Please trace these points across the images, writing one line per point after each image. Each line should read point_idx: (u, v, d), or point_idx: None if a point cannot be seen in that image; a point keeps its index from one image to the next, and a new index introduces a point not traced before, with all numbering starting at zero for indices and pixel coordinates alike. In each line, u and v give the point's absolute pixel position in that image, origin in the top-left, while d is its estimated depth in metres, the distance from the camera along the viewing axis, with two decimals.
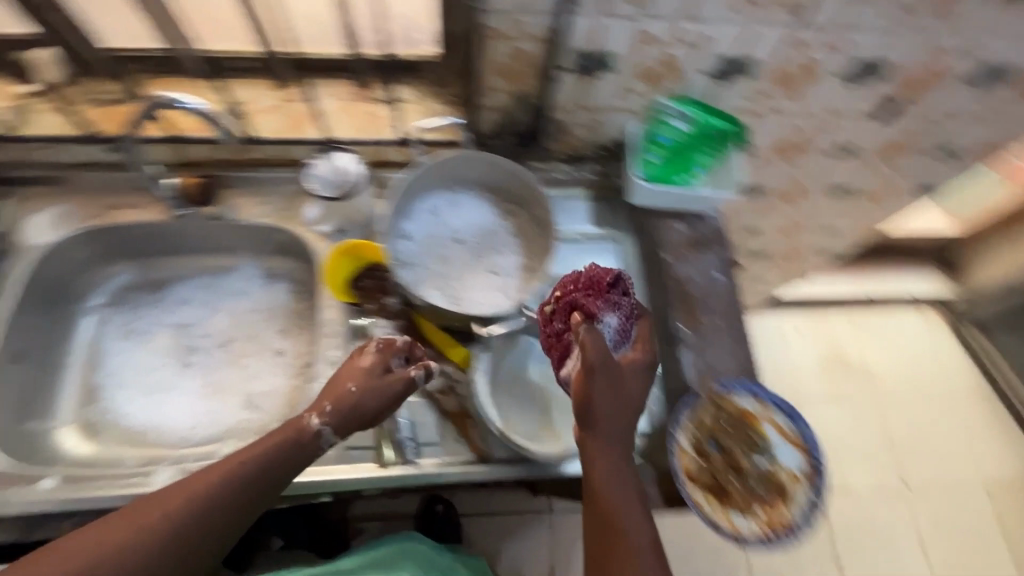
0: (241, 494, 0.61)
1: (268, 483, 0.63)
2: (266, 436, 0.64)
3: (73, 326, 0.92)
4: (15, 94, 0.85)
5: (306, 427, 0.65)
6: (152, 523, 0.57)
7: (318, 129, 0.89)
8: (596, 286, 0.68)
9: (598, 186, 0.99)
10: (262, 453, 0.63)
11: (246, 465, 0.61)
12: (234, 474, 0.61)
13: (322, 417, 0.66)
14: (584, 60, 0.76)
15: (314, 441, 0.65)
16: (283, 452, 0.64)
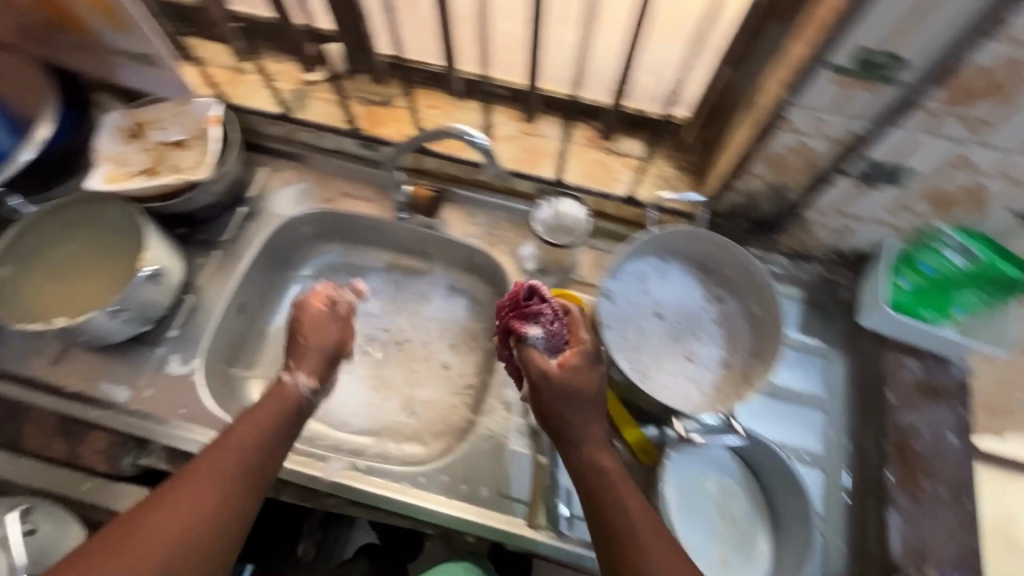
0: (246, 467, 0.62)
1: (270, 453, 0.65)
2: (250, 418, 0.66)
3: (282, 289, 0.99)
4: (300, 80, 0.95)
5: (291, 386, 0.71)
6: (181, 507, 0.56)
7: (549, 167, 0.90)
8: (516, 305, 0.71)
9: (817, 290, 0.89)
10: (252, 427, 0.65)
11: (240, 439, 0.63)
12: (235, 447, 0.62)
13: (308, 380, 0.73)
14: (872, 169, 0.68)
15: (297, 399, 0.71)
16: (273, 426, 0.66)
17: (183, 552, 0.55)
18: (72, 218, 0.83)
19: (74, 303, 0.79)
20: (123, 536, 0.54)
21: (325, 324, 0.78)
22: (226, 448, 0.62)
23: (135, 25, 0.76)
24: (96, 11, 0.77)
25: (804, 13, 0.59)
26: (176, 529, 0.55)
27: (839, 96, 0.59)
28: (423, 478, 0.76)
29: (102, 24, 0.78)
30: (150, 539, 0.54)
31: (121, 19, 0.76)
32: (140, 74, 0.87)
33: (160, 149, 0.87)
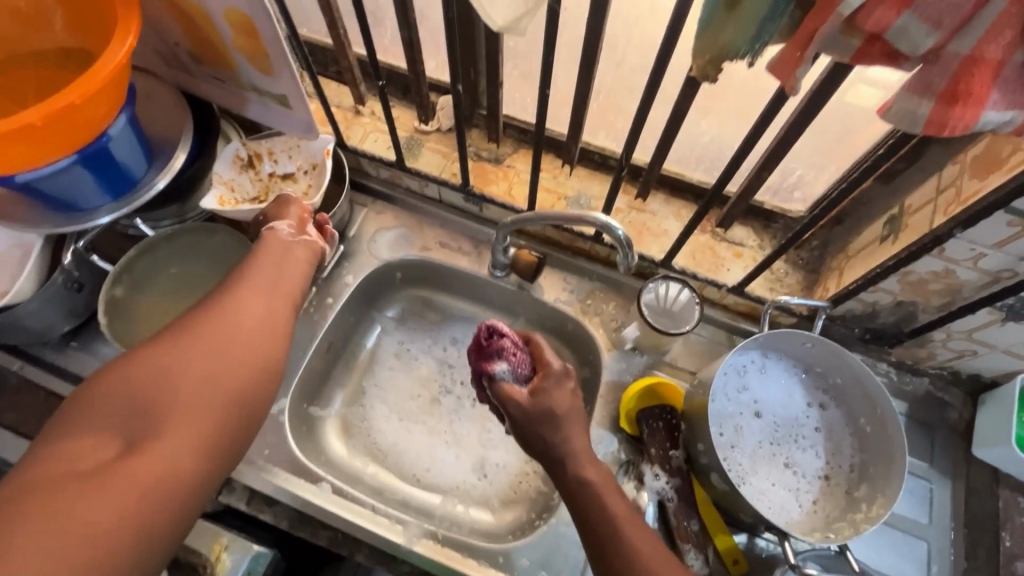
0: (285, 288, 0.62)
1: (286, 287, 0.62)
2: (263, 254, 0.64)
3: (366, 329, 1.00)
4: (413, 128, 0.95)
5: (273, 233, 0.67)
6: (234, 312, 0.55)
7: (657, 246, 0.87)
8: (478, 347, 0.71)
9: (926, 407, 0.83)
10: (273, 261, 0.64)
11: (260, 272, 0.61)
12: (257, 274, 0.61)
13: (284, 223, 0.69)
14: (1021, 305, 0.64)
15: (285, 237, 0.67)
16: (285, 266, 0.64)
17: (244, 349, 0.52)
18: (186, 245, 0.86)
19: None
20: (160, 366, 0.48)
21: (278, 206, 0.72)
22: (246, 283, 0.59)
23: (282, 72, 0.75)
24: (245, 53, 0.76)
25: (978, 147, 0.57)
26: (229, 350, 0.51)
27: (1008, 235, 0.57)
28: (502, 559, 0.74)
29: (246, 65, 0.77)
30: (210, 338, 0.51)
31: (267, 63, 0.75)
32: (272, 113, 0.86)
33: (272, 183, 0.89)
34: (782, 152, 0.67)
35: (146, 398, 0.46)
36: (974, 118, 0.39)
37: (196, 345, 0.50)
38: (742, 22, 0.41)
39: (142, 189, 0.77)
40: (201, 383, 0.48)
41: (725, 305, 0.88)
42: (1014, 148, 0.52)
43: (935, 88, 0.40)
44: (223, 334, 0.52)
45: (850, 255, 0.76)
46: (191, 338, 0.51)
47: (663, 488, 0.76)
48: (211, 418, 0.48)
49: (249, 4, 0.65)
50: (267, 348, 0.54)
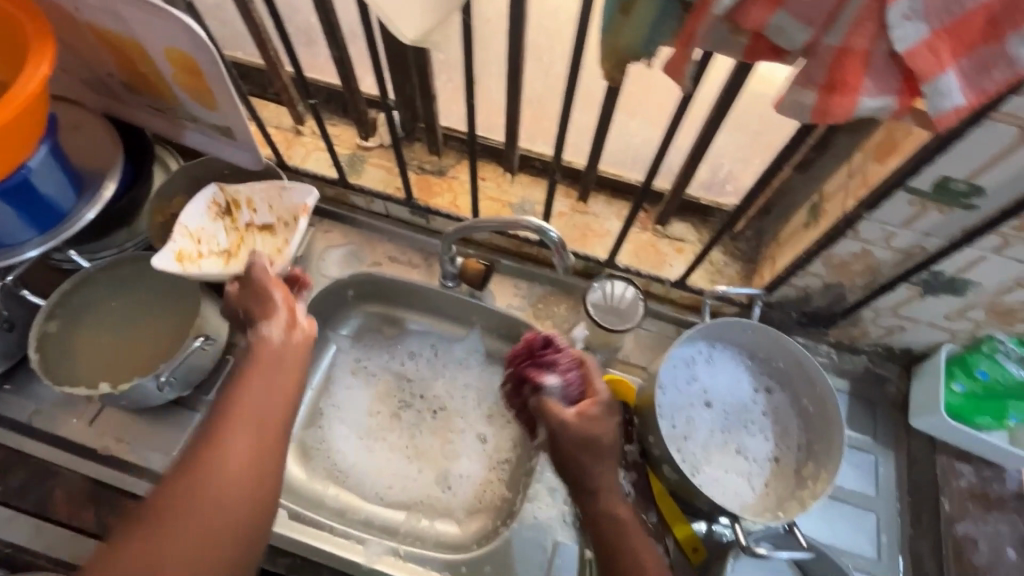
0: (277, 398, 0.58)
1: (283, 413, 0.59)
2: (256, 370, 0.59)
3: (321, 349, 0.98)
4: (355, 145, 0.96)
5: (263, 339, 0.62)
6: (234, 447, 0.53)
7: (601, 246, 0.89)
8: (529, 352, 0.73)
9: (866, 383, 0.87)
10: (264, 369, 0.59)
11: (253, 404, 0.57)
12: (260, 389, 0.58)
13: (271, 320, 0.63)
14: (935, 279, 0.68)
15: (277, 345, 0.62)
16: (275, 376, 0.60)
17: (265, 459, 0.54)
18: (124, 275, 0.83)
19: (104, 350, 0.78)
20: (177, 516, 0.49)
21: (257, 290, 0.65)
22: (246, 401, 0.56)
23: (226, 105, 0.76)
24: (187, 88, 0.76)
25: (878, 133, 0.61)
26: (232, 484, 0.51)
27: (912, 214, 0.60)
28: (466, 567, 0.74)
29: (189, 99, 0.78)
30: (215, 483, 0.51)
31: (212, 98, 0.76)
32: (215, 143, 0.86)
33: (246, 235, 0.85)
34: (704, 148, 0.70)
35: (154, 557, 0.46)
36: (853, 105, 0.42)
37: (204, 497, 0.50)
38: (635, 26, 0.43)
39: (70, 222, 0.75)
40: (218, 530, 0.49)
41: (670, 299, 0.90)
42: (905, 132, 0.56)
43: (816, 80, 0.42)
44: (229, 477, 0.51)
45: (781, 243, 0.80)
46: (197, 496, 0.50)
47: (620, 483, 0.77)
48: (232, 547, 0.50)
49: (191, 45, 0.67)
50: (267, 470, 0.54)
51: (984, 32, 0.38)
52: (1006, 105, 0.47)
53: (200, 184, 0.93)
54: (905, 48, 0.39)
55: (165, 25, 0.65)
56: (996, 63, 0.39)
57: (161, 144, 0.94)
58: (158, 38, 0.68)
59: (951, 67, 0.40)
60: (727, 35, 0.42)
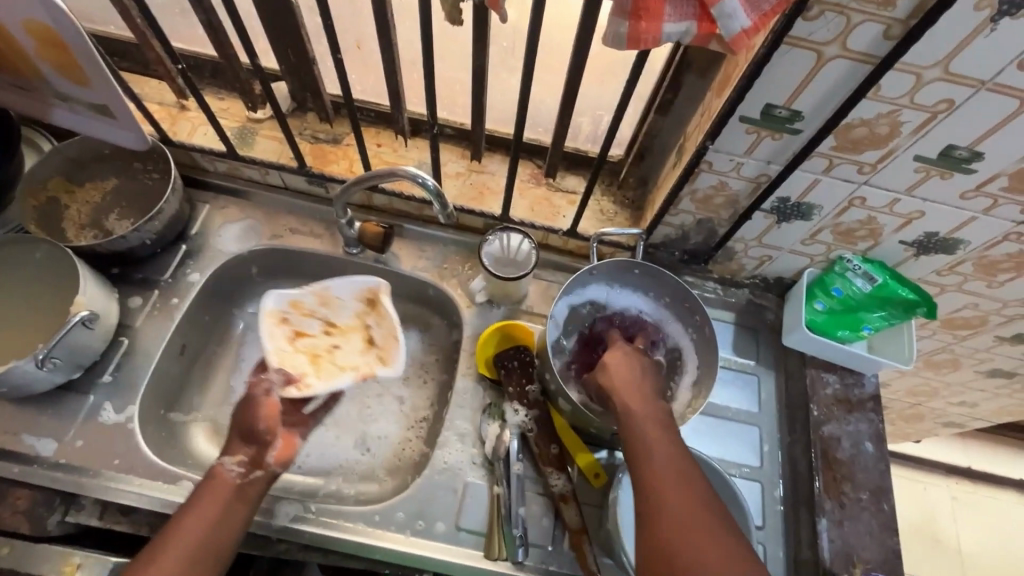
0: (207, 540, 0.63)
1: (228, 525, 0.66)
2: (195, 506, 0.65)
3: (228, 327, 0.95)
4: (245, 118, 0.94)
5: (223, 470, 0.69)
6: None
7: (497, 203, 0.92)
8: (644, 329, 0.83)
9: (748, 313, 0.95)
10: (199, 514, 0.65)
11: (192, 530, 0.63)
12: (187, 538, 0.62)
13: (235, 456, 0.71)
14: (784, 205, 0.76)
15: (233, 483, 0.68)
16: (222, 504, 0.66)
17: None
18: None
19: None
20: None
21: (250, 409, 0.74)
22: (168, 556, 0.61)
23: (98, 83, 0.72)
24: (53, 64, 0.72)
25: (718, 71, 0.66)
26: None
27: (750, 143, 0.67)
28: (378, 517, 0.76)
29: (56, 75, 0.74)
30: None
31: (83, 75, 0.72)
32: (94, 125, 0.80)
33: (357, 332, 0.86)
34: (573, 96, 0.74)
35: None
36: (658, 30, 0.47)
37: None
38: None
39: None
40: None
41: (568, 249, 0.95)
42: (734, 67, 0.62)
43: (626, 8, 0.46)
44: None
45: (658, 186, 0.85)
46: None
47: (523, 422, 0.81)
48: None
49: (48, 17, 0.64)
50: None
51: None
52: (798, 31, 0.53)
53: (78, 165, 0.90)
54: None
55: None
56: None
57: (29, 125, 0.89)
58: (13, 10, 0.64)
59: None
60: None
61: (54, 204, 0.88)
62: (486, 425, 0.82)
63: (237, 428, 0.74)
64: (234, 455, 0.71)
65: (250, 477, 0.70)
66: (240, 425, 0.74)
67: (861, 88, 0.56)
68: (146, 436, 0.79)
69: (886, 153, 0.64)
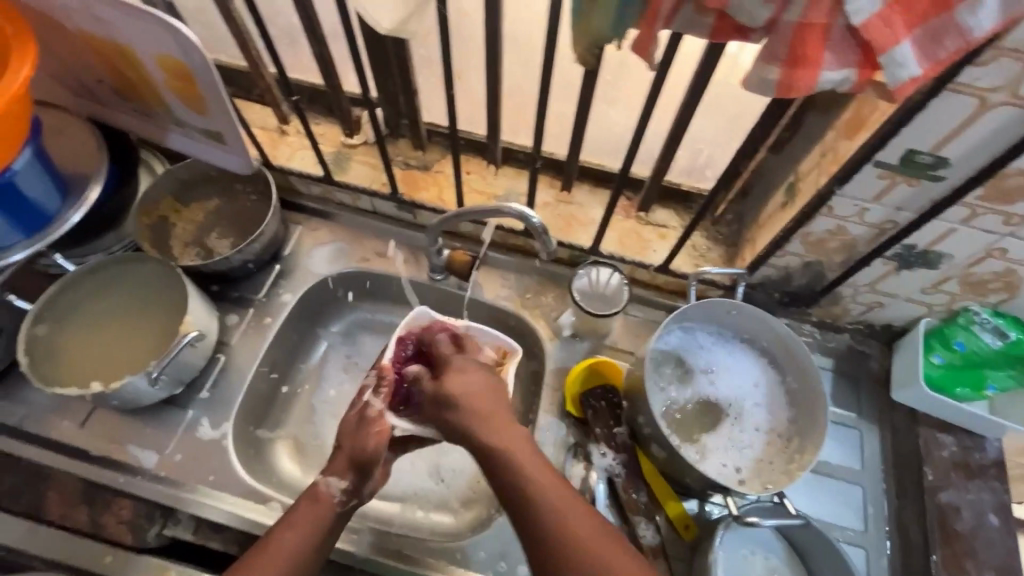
0: (301, 565, 0.63)
1: (319, 554, 0.65)
2: (294, 527, 0.65)
3: (311, 347, 0.96)
4: (340, 143, 0.96)
5: (326, 492, 0.67)
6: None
7: (586, 235, 0.90)
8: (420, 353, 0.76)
9: (850, 361, 0.88)
10: (297, 534, 0.64)
11: (289, 553, 0.62)
12: (282, 560, 0.62)
13: (341, 481, 0.68)
14: (909, 253, 0.70)
15: (333, 508, 0.67)
16: (319, 531, 0.65)
17: None
18: (108, 278, 0.82)
19: (89, 357, 0.78)
20: None
21: (363, 431, 0.70)
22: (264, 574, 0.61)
23: (216, 111, 0.75)
24: (176, 93, 0.75)
25: (848, 110, 0.62)
26: None
27: (882, 188, 0.63)
28: (461, 555, 0.77)
29: (180, 104, 0.77)
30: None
31: (203, 104, 0.75)
32: (205, 151, 0.84)
33: None
34: (680, 132, 0.71)
35: None
36: (814, 79, 0.44)
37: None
38: (605, 9, 0.45)
39: (55, 224, 0.76)
40: None
41: (656, 285, 0.91)
42: (872, 110, 0.58)
43: (780, 56, 0.44)
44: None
45: (760, 225, 0.81)
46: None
47: (611, 466, 0.78)
48: None
49: (180, 52, 0.67)
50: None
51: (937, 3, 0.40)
52: (963, 76, 0.49)
53: (185, 186, 0.94)
54: (861, 20, 0.41)
55: (155, 30, 0.65)
56: (947, 33, 0.41)
57: (145, 148, 0.95)
58: (149, 45, 0.67)
59: (906, 38, 0.41)
60: (693, 15, 0.44)
61: (162, 222, 0.92)
62: (570, 465, 0.80)
63: (346, 452, 0.70)
64: (338, 476, 0.69)
65: (347, 505, 0.68)
66: (349, 453, 0.70)
67: None
68: (239, 452, 0.81)
69: None
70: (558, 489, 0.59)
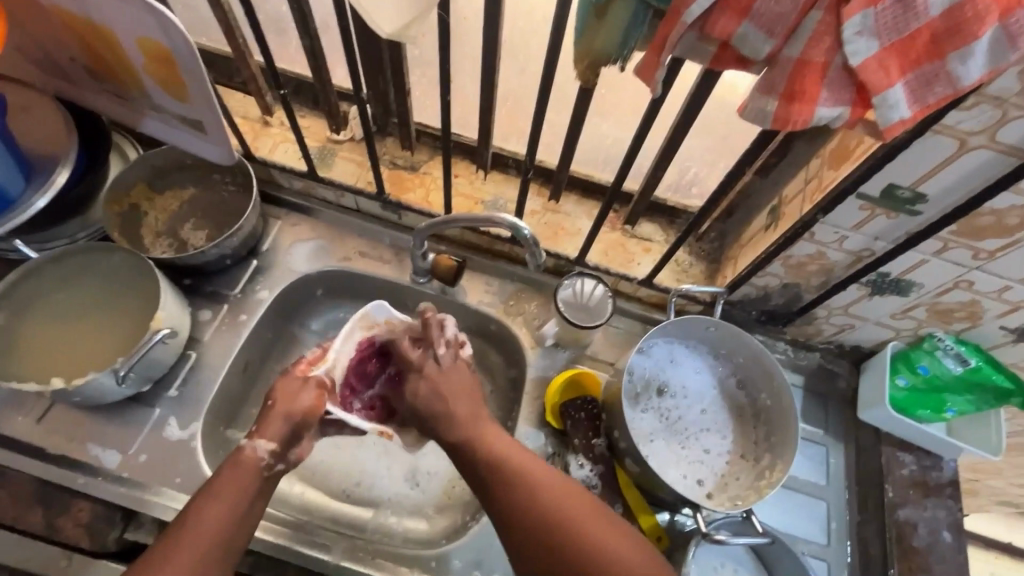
0: (222, 541, 0.57)
1: (244, 526, 0.59)
2: (214, 499, 0.58)
3: (286, 345, 0.94)
4: (326, 138, 0.94)
5: (251, 455, 0.62)
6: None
7: (573, 245, 0.90)
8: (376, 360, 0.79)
9: (820, 379, 0.91)
10: (216, 508, 0.58)
11: (207, 530, 0.56)
12: (200, 534, 0.56)
13: (269, 442, 0.63)
14: (882, 280, 0.73)
15: (261, 467, 0.62)
16: (243, 498, 0.60)
17: None
18: (73, 268, 0.78)
19: (50, 351, 0.74)
20: None
21: (298, 391, 0.67)
22: (184, 550, 0.55)
23: (198, 100, 0.72)
24: (156, 78, 0.72)
25: (834, 140, 0.64)
26: None
27: (862, 218, 0.65)
28: (435, 563, 0.76)
29: (159, 90, 0.74)
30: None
31: (185, 92, 0.72)
32: (183, 138, 0.81)
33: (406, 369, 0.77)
34: (671, 151, 0.72)
35: None
36: (811, 114, 0.45)
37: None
38: (610, 31, 0.45)
39: (19, 208, 0.71)
40: None
41: (639, 297, 0.92)
42: (857, 143, 0.59)
43: (778, 89, 0.45)
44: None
45: (742, 244, 0.83)
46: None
47: (589, 476, 0.79)
48: None
49: (165, 37, 0.64)
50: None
51: (931, 50, 0.41)
52: (947, 119, 0.51)
53: (160, 173, 0.90)
54: (859, 61, 0.42)
55: (137, 13, 0.62)
56: (938, 78, 0.42)
57: (118, 131, 0.91)
58: (131, 28, 0.64)
59: (899, 81, 0.42)
60: (696, 42, 0.44)
61: (134, 210, 0.88)
62: None
63: (279, 411, 0.65)
64: (267, 438, 0.63)
65: (274, 470, 0.63)
66: (283, 414, 0.65)
67: (1000, 181, 0.54)
68: (208, 453, 0.79)
69: (1010, 242, 0.60)
70: (530, 457, 0.64)
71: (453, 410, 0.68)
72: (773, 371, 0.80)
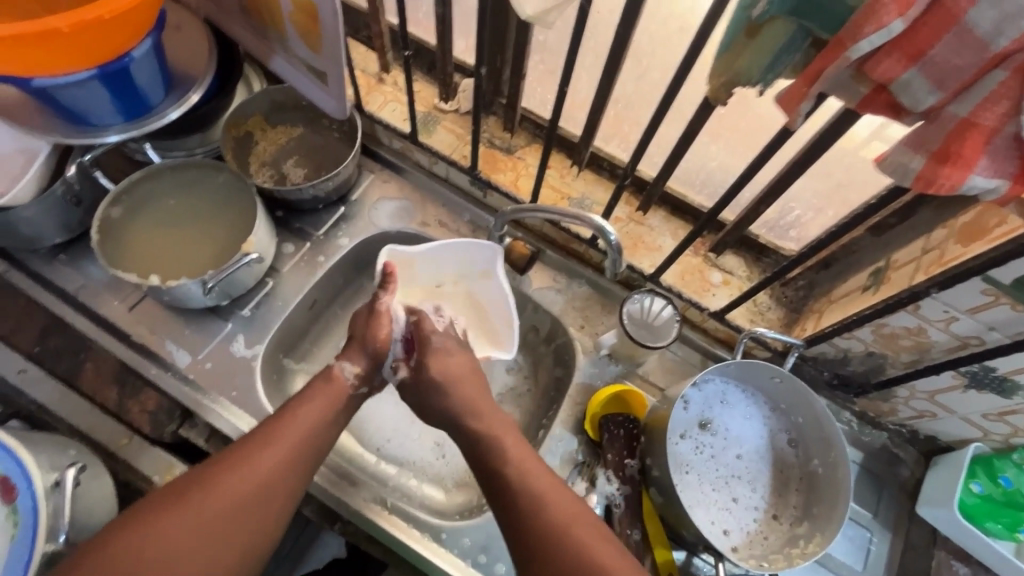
0: (314, 436, 0.64)
1: (333, 426, 0.67)
2: (309, 400, 0.67)
3: (353, 293, 0.97)
4: (433, 105, 0.96)
5: (338, 374, 0.71)
6: (244, 468, 0.59)
7: (649, 260, 0.88)
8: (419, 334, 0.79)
9: (879, 461, 0.85)
10: (312, 407, 0.66)
11: (308, 421, 0.65)
12: (297, 427, 0.64)
13: (352, 365, 0.72)
14: (984, 373, 0.66)
15: (346, 386, 0.70)
16: (332, 407, 0.68)
17: (250, 502, 0.58)
18: (186, 179, 0.85)
19: (153, 248, 0.81)
20: (165, 532, 0.54)
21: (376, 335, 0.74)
22: (277, 440, 0.62)
23: (328, 52, 0.74)
24: (297, 25, 0.75)
25: (968, 214, 0.58)
26: (229, 506, 0.57)
27: (980, 303, 0.59)
28: (445, 536, 0.78)
29: (296, 35, 0.77)
30: (206, 506, 0.56)
31: (319, 43, 0.75)
32: (305, 83, 0.84)
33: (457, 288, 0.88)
34: (783, 186, 0.68)
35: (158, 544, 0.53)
36: (962, 180, 0.41)
37: (175, 526, 0.54)
38: (757, 51, 0.43)
39: (154, 116, 0.77)
40: (203, 536, 0.55)
41: (704, 329, 0.89)
42: (996, 220, 0.54)
43: (930, 145, 0.41)
44: (222, 499, 0.57)
45: (832, 300, 0.78)
46: (201, 496, 0.56)
47: (614, 493, 0.78)
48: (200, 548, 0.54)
49: None
50: (258, 516, 0.58)
51: None
52: None
53: (278, 109, 0.95)
54: None
55: None
56: None
57: (249, 62, 0.97)
58: None
59: None
60: (848, 79, 0.41)
61: (248, 137, 0.93)
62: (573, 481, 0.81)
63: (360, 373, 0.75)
64: (352, 362, 0.73)
65: (358, 390, 0.72)
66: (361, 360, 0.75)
67: None
68: (264, 376, 0.84)
69: None
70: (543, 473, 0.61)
71: (548, 515, 0.57)
72: (839, 442, 0.74)
